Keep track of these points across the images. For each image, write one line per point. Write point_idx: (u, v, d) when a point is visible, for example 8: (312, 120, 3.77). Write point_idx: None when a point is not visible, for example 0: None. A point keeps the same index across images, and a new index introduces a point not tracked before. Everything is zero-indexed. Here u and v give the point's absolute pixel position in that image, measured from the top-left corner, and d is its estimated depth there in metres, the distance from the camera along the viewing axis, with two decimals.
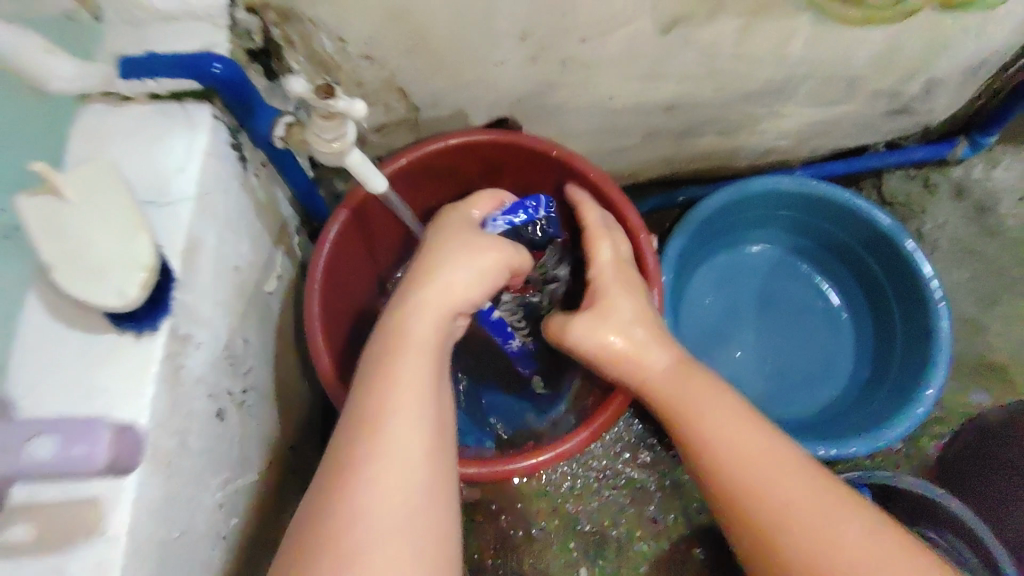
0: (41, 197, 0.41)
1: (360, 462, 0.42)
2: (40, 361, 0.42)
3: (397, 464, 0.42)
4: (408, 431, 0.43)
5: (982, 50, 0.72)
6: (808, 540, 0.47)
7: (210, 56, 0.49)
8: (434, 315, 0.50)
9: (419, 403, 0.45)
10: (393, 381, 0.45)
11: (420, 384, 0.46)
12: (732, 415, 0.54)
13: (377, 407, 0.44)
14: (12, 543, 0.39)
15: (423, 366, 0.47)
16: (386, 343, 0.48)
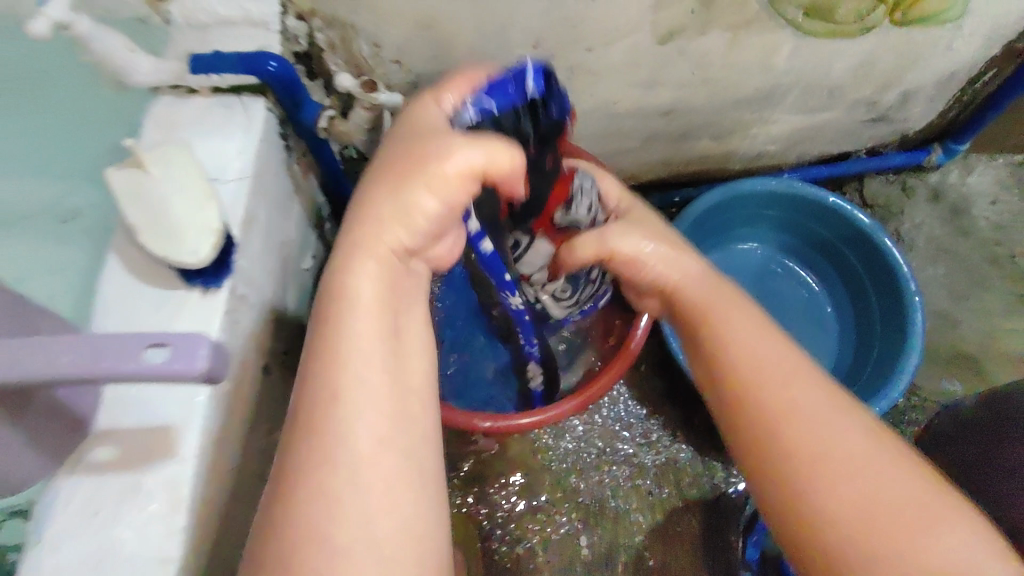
0: (127, 168, 0.49)
1: (313, 466, 0.38)
2: (120, 310, 0.49)
3: (350, 465, 0.38)
4: (366, 421, 0.39)
5: (949, 63, 0.80)
6: (831, 464, 0.42)
7: (267, 56, 0.56)
8: (378, 262, 0.43)
9: (369, 385, 0.40)
10: (338, 365, 0.40)
11: (372, 361, 0.41)
12: (764, 331, 0.49)
13: (323, 398, 0.39)
14: (97, 462, 0.44)
15: (378, 327, 0.42)
16: (329, 304, 0.42)
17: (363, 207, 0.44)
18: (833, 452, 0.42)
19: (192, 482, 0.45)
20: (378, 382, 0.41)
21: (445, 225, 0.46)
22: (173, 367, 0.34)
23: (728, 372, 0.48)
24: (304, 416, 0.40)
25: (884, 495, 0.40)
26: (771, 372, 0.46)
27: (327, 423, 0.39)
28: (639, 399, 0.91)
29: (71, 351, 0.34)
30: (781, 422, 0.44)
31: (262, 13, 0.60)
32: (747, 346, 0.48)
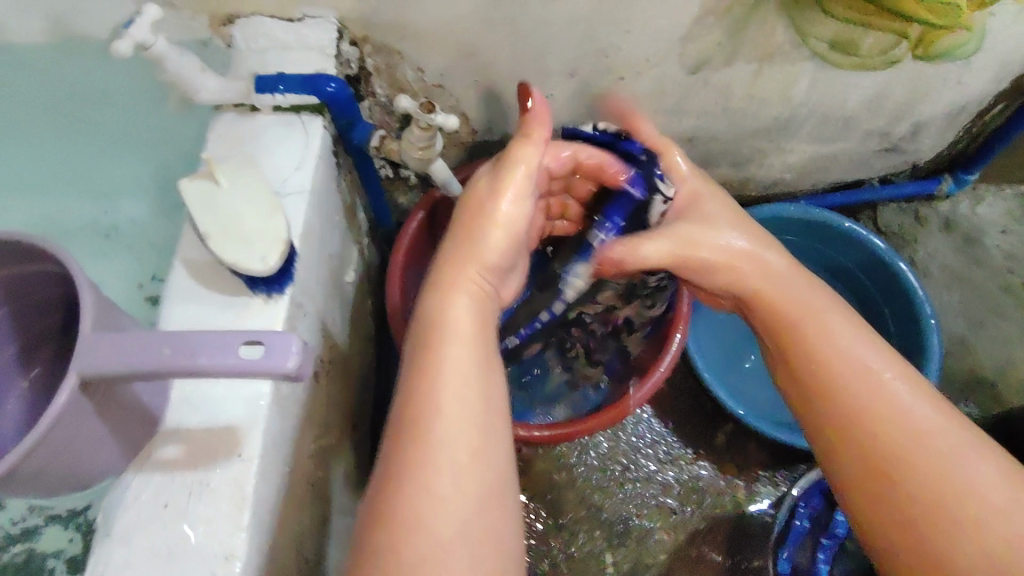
0: (200, 179, 0.51)
1: (408, 468, 0.44)
2: (188, 314, 0.51)
3: (445, 469, 0.44)
4: (450, 428, 0.45)
5: (959, 96, 0.84)
6: (917, 469, 0.47)
7: (327, 78, 0.60)
8: (469, 300, 0.52)
9: (457, 395, 0.46)
10: (432, 377, 0.47)
11: (463, 377, 0.47)
12: (859, 334, 0.54)
13: (419, 406, 0.46)
14: (165, 459, 0.46)
15: (468, 352, 0.49)
16: (426, 332, 0.50)
17: (459, 249, 0.54)
18: (934, 460, 0.47)
19: (256, 482, 0.46)
20: (466, 395, 0.47)
21: (510, 258, 0.56)
22: (264, 364, 0.37)
23: (823, 382, 0.52)
24: (403, 423, 0.46)
25: (980, 500, 0.45)
26: (869, 380, 0.51)
27: (421, 429, 0.45)
28: (662, 418, 0.93)
29: (170, 344, 0.37)
30: (879, 430, 0.49)
31: (319, 39, 0.63)
32: (843, 355, 0.52)
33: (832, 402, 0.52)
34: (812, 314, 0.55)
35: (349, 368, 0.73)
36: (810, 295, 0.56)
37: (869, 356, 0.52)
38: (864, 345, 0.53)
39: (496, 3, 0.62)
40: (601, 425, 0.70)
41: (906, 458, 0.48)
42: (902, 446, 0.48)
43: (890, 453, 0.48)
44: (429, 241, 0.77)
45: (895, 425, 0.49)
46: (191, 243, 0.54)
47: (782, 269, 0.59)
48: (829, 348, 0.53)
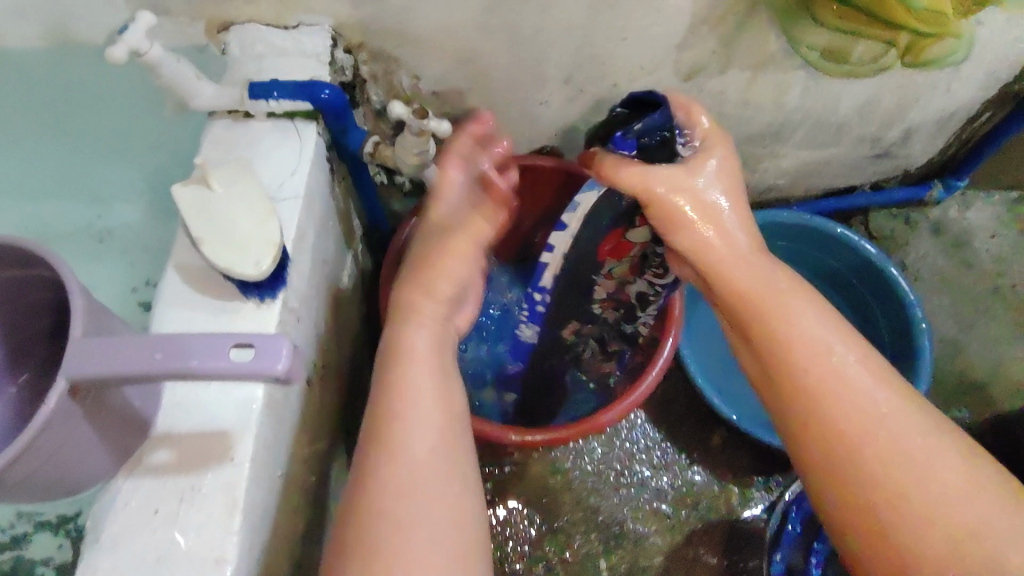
0: (193, 185, 0.51)
1: (378, 483, 0.45)
2: (180, 319, 0.51)
3: (411, 485, 0.45)
4: (418, 447, 0.47)
5: (949, 103, 0.85)
6: (885, 476, 0.43)
7: (323, 84, 0.60)
8: (430, 327, 0.55)
9: (421, 420, 0.48)
10: (400, 402, 0.49)
11: (425, 401, 0.49)
12: (820, 315, 0.49)
13: (383, 427, 0.48)
14: (155, 464, 0.46)
15: (428, 373, 0.51)
16: (388, 358, 0.52)
17: (422, 278, 0.56)
18: (895, 448, 0.43)
19: (247, 486, 0.46)
20: (430, 417, 0.48)
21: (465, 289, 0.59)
22: (255, 367, 0.37)
23: (787, 376, 0.47)
24: (368, 442, 0.48)
25: (942, 493, 0.41)
26: (828, 372, 0.46)
27: (391, 446, 0.46)
28: (656, 422, 0.93)
29: (160, 348, 0.37)
30: (843, 415, 0.45)
31: (314, 45, 0.64)
32: (806, 335, 0.48)
33: (793, 382, 0.47)
34: (776, 295, 0.50)
35: (343, 372, 0.73)
36: (769, 274, 0.51)
37: (834, 340, 0.47)
38: (829, 329, 0.48)
39: (492, 11, 0.63)
40: (593, 431, 0.70)
41: (868, 446, 0.43)
42: (868, 438, 0.44)
43: (852, 441, 0.44)
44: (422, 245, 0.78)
45: (858, 411, 0.44)
46: (185, 248, 0.54)
47: (744, 249, 0.53)
48: (791, 330, 0.48)
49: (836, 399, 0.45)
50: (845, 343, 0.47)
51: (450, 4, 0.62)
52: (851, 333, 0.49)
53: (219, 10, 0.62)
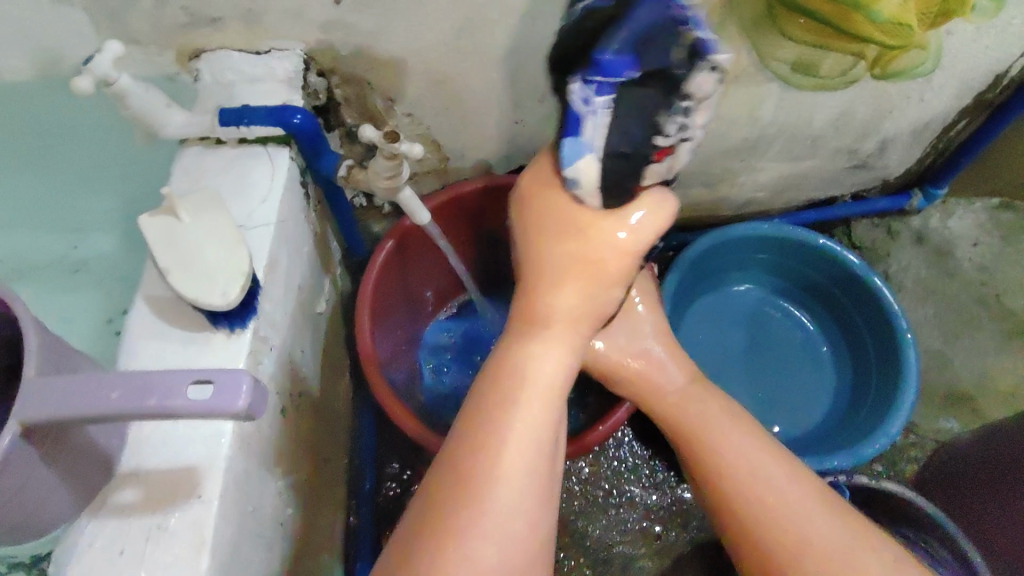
0: (161, 216, 0.51)
1: (460, 530, 0.42)
2: (148, 352, 0.50)
3: (496, 537, 0.42)
4: (511, 496, 0.43)
5: (923, 113, 0.85)
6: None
7: (294, 110, 0.60)
8: (558, 352, 0.47)
9: (525, 466, 0.44)
10: (500, 440, 0.44)
11: (536, 445, 0.45)
12: (754, 443, 0.57)
13: (482, 460, 0.43)
14: (121, 504, 0.45)
15: (546, 414, 0.46)
16: (502, 382, 0.46)
17: (539, 284, 0.48)
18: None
19: (216, 523, 0.44)
20: (534, 463, 0.44)
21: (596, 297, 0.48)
22: (215, 405, 0.36)
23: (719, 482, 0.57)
24: (455, 479, 0.43)
25: None
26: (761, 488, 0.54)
27: (477, 488, 0.43)
28: (644, 441, 0.92)
29: (119, 387, 0.37)
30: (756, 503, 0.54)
31: (287, 70, 0.63)
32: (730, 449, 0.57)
33: (741, 517, 0.54)
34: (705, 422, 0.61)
35: (322, 399, 0.72)
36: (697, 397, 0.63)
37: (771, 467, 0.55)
38: (777, 463, 0.55)
39: (464, 32, 0.63)
40: (582, 451, 0.69)
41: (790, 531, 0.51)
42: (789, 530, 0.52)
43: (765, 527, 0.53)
44: (400, 266, 0.77)
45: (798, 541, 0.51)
46: (153, 279, 0.53)
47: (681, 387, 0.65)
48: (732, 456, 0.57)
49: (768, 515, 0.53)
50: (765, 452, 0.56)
51: (421, 26, 0.62)
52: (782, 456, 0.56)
53: (187, 38, 0.62)
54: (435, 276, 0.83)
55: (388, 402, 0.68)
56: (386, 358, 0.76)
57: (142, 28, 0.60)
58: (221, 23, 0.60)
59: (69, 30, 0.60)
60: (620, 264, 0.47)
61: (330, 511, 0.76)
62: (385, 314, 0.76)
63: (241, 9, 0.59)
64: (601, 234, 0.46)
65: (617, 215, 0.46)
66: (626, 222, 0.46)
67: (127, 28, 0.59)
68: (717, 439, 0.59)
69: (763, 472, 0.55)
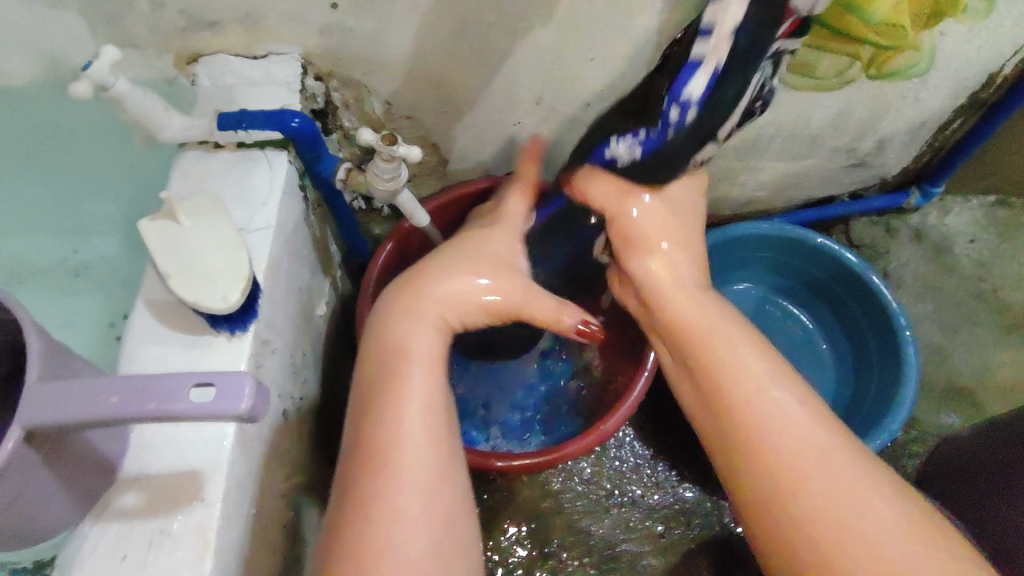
0: (160, 220, 0.51)
1: (374, 489, 0.46)
2: (150, 356, 0.50)
3: (409, 491, 0.47)
4: (420, 453, 0.48)
5: (920, 111, 0.85)
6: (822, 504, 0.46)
7: (293, 113, 0.60)
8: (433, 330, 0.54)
9: (424, 427, 0.49)
10: (396, 406, 0.49)
11: (431, 407, 0.50)
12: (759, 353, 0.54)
13: (383, 427, 0.48)
14: (124, 508, 0.44)
15: (431, 382, 0.51)
16: (388, 359, 0.52)
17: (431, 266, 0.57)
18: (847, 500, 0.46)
19: (219, 527, 0.44)
20: (433, 424, 0.50)
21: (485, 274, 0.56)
22: (216, 408, 0.36)
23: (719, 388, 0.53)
24: (364, 446, 0.48)
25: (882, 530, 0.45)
26: (767, 399, 0.51)
27: (386, 452, 0.47)
28: (645, 441, 0.92)
29: (118, 392, 0.37)
30: (768, 443, 0.49)
31: (285, 74, 0.64)
32: (743, 381, 0.52)
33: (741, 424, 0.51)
34: (718, 343, 0.54)
35: (324, 401, 0.72)
36: (711, 315, 0.56)
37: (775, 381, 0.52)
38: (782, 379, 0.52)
39: (461, 34, 0.63)
40: (584, 451, 0.69)
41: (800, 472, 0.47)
42: (797, 474, 0.48)
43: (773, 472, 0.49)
44: (400, 270, 0.77)
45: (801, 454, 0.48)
46: (154, 283, 0.53)
47: (698, 299, 0.57)
48: (750, 392, 0.51)
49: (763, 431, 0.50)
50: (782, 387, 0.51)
51: (418, 29, 0.62)
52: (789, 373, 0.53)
53: (186, 43, 0.62)
54: None
55: None
56: None
57: (139, 31, 0.60)
58: (220, 26, 0.60)
59: (66, 35, 0.60)
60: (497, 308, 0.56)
61: None
62: None
63: (239, 13, 0.59)
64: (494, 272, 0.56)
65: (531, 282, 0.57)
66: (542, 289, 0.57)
67: (125, 32, 0.59)
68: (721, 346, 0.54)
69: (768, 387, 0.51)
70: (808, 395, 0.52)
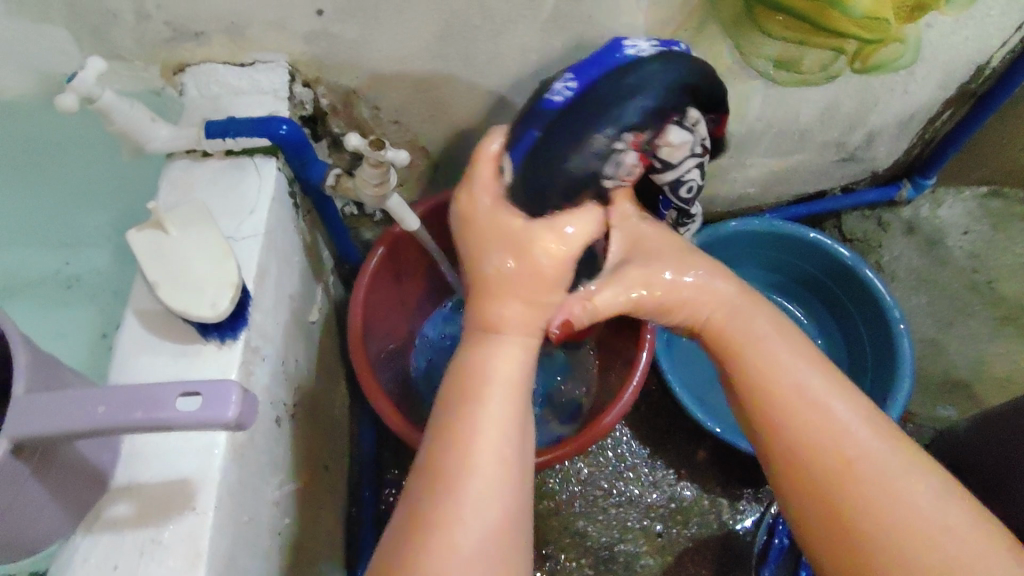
0: (148, 229, 0.51)
1: (437, 521, 0.44)
2: (139, 366, 0.50)
3: (477, 524, 0.44)
4: (485, 485, 0.45)
5: (909, 104, 0.86)
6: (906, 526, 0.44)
7: (279, 120, 0.60)
8: (515, 355, 0.50)
9: (499, 459, 0.46)
10: (472, 436, 0.46)
11: (507, 438, 0.47)
12: (819, 366, 0.51)
13: (454, 460, 0.46)
14: (116, 518, 0.44)
15: (509, 411, 0.48)
16: (464, 387, 0.48)
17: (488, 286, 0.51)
18: (923, 516, 0.44)
19: (211, 535, 0.45)
20: (506, 454, 0.47)
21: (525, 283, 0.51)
22: (202, 416, 0.37)
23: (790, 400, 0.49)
24: (434, 478, 0.45)
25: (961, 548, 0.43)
26: (838, 417, 0.48)
27: (453, 481, 0.45)
28: (642, 440, 0.92)
29: (105, 402, 0.37)
30: (822, 446, 0.47)
31: (271, 82, 0.64)
32: (790, 384, 0.49)
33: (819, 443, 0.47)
34: (779, 358, 0.51)
35: (318, 408, 0.72)
36: (769, 333, 0.52)
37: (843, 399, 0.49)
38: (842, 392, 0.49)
39: (445, 38, 0.63)
40: (568, 455, 0.68)
41: (858, 480, 0.46)
42: (850, 480, 0.46)
43: (828, 475, 0.46)
44: (391, 273, 0.77)
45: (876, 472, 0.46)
46: (143, 292, 0.53)
47: (727, 300, 0.54)
48: (824, 410, 0.48)
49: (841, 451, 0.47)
50: (834, 394, 0.49)
51: (403, 34, 0.62)
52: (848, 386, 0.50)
53: (172, 52, 0.62)
54: (430, 279, 0.84)
55: (381, 408, 0.68)
56: (379, 364, 0.77)
57: (125, 44, 0.60)
58: (205, 36, 0.60)
59: (52, 48, 0.60)
60: (557, 269, 0.51)
61: (330, 518, 0.75)
62: (378, 321, 0.76)
63: (224, 22, 0.59)
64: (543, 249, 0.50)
65: (544, 221, 0.50)
66: (557, 228, 0.51)
67: (111, 44, 0.60)
68: (789, 358, 0.51)
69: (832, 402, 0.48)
70: (889, 424, 0.49)
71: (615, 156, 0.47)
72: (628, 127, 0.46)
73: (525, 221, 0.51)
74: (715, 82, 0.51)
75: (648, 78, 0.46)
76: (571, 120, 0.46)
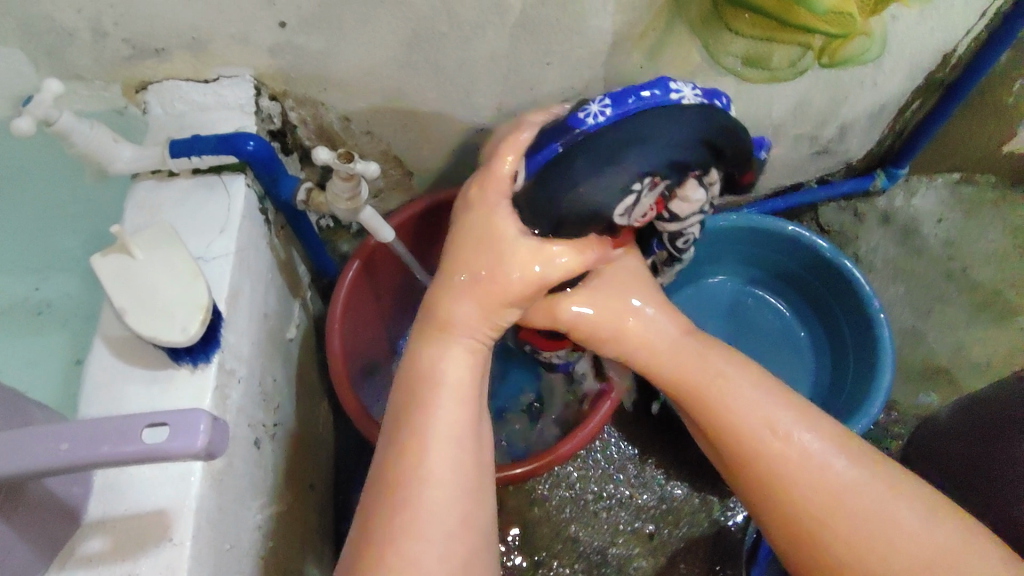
0: (114, 254, 0.50)
1: (394, 535, 0.43)
2: (110, 394, 0.49)
3: (436, 537, 0.44)
4: (439, 493, 0.45)
5: (877, 97, 0.87)
6: (853, 534, 0.45)
7: (246, 136, 0.58)
8: (466, 353, 0.49)
9: (449, 479, 0.45)
10: (422, 438, 0.46)
11: (457, 446, 0.46)
12: (759, 387, 0.51)
13: (406, 476, 0.45)
14: (91, 554, 0.43)
15: (462, 411, 0.48)
16: (419, 387, 0.48)
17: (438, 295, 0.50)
18: (874, 523, 0.45)
19: (189, 566, 0.43)
20: (459, 458, 0.46)
21: (491, 298, 0.49)
22: (171, 447, 0.36)
23: (729, 428, 0.50)
24: (386, 483, 0.45)
25: (908, 547, 0.44)
26: (777, 441, 0.48)
27: (410, 489, 0.44)
28: (630, 440, 0.92)
29: (67, 438, 0.36)
30: (770, 461, 0.48)
31: (237, 97, 0.63)
32: (753, 419, 0.49)
33: (765, 465, 0.48)
34: (718, 380, 0.52)
35: (300, 426, 0.71)
36: (708, 362, 0.54)
37: (784, 419, 0.49)
38: (783, 410, 0.50)
39: (413, 46, 0.62)
40: (551, 464, 0.68)
41: (816, 497, 0.46)
42: (826, 503, 0.46)
43: (782, 490, 0.47)
44: (368, 283, 0.75)
45: (818, 489, 0.47)
46: (111, 319, 0.52)
47: (676, 342, 0.56)
48: (758, 431, 0.49)
49: (781, 469, 0.48)
50: (800, 425, 0.49)
51: (370, 44, 0.61)
52: (798, 403, 0.50)
53: (132, 71, 0.60)
54: (405, 287, 0.82)
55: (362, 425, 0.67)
56: (359, 377, 0.76)
57: (83, 63, 0.58)
58: (166, 53, 0.59)
59: (7, 70, 0.58)
60: (526, 290, 0.49)
61: (316, 537, 0.74)
62: (357, 335, 0.75)
63: (185, 38, 0.58)
64: (518, 266, 0.48)
65: (535, 244, 0.48)
66: (544, 255, 0.48)
67: (68, 64, 0.58)
68: (727, 385, 0.52)
69: (772, 420, 0.49)
70: (838, 433, 0.49)
71: (632, 199, 0.45)
72: (651, 172, 0.44)
73: (516, 233, 0.48)
74: (745, 142, 0.49)
75: (683, 125, 0.44)
76: (596, 152, 0.44)
